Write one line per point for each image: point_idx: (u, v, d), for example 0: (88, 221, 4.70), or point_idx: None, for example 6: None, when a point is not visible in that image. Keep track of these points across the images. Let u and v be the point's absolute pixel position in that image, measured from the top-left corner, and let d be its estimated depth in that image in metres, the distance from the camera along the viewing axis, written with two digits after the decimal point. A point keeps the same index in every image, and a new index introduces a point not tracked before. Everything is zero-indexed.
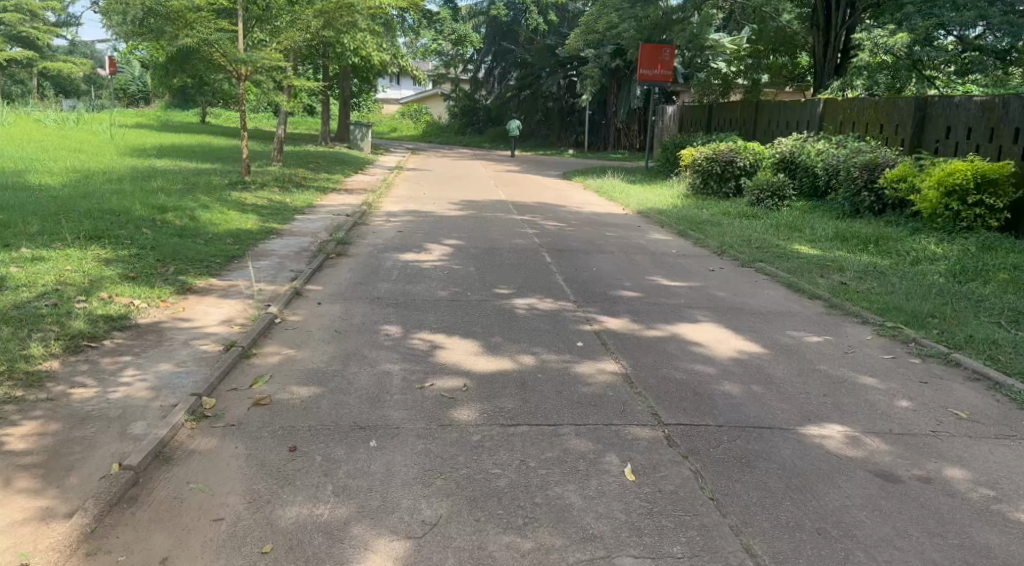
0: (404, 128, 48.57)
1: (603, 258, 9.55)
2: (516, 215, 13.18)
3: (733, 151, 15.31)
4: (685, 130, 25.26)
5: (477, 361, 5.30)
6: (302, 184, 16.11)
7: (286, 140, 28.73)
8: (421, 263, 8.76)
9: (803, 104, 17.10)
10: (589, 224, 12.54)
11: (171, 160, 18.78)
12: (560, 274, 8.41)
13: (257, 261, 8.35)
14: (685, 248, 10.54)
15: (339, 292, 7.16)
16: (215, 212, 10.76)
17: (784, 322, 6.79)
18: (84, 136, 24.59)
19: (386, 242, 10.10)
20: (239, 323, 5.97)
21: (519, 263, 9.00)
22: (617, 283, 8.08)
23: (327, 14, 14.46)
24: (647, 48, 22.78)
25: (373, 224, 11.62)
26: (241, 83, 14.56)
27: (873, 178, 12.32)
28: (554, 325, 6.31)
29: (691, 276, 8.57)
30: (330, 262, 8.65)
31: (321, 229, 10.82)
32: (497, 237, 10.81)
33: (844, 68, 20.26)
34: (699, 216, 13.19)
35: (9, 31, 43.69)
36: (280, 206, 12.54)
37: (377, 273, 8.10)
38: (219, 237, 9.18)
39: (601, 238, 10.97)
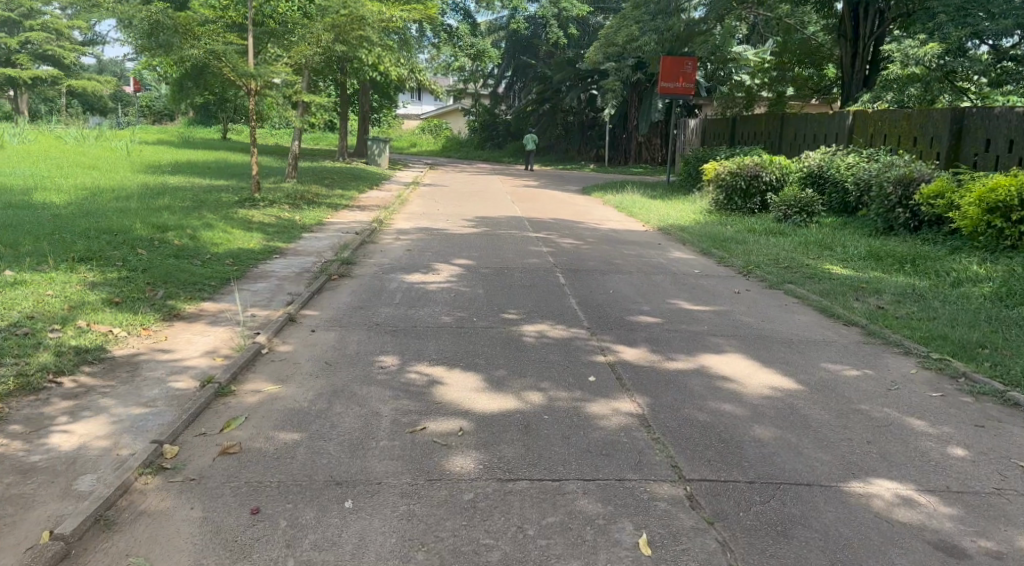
0: (424, 143, 48.42)
1: (621, 279, 9.03)
2: (530, 233, 12.69)
3: (758, 165, 14.70)
4: (708, 143, 24.70)
5: (478, 399, 4.79)
6: (314, 201, 15.74)
7: (303, 156, 28.54)
8: (427, 285, 8.28)
9: (831, 116, 16.48)
10: (607, 242, 12.02)
11: (185, 176, 18.58)
12: (574, 297, 7.89)
13: (253, 283, 7.95)
14: (708, 268, 9.97)
15: (336, 318, 6.70)
16: (216, 230, 10.36)
17: (817, 353, 6.20)
18: (102, 152, 24.53)
19: (393, 262, 9.65)
20: (222, 355, 5.52)
21: (531, 284, 8.50)
22: (634, 306, 7.55)
23: (337, 27, 14.14)
24: (667, 62, 22.24)
25: (381, 242, 11.19)
26: (251, 99, 14.10)
27: (908, 194, 11.67)
28: (565, 356, 5.78)
29: (715, 300, 8.01)
30: (331, 284, 8.20)
31: (326, 248, 10.40)
32: (509, 256, 10.33)
33: (873, 80, 19.67)
34: (723, 233, 12.59)
35: (34, 49, 44.05)
36: (288, 223, 12.18)
37: (380, 296, 7.65)
38: (217, 257, 8.78)
39: (619, 257, 10.45)
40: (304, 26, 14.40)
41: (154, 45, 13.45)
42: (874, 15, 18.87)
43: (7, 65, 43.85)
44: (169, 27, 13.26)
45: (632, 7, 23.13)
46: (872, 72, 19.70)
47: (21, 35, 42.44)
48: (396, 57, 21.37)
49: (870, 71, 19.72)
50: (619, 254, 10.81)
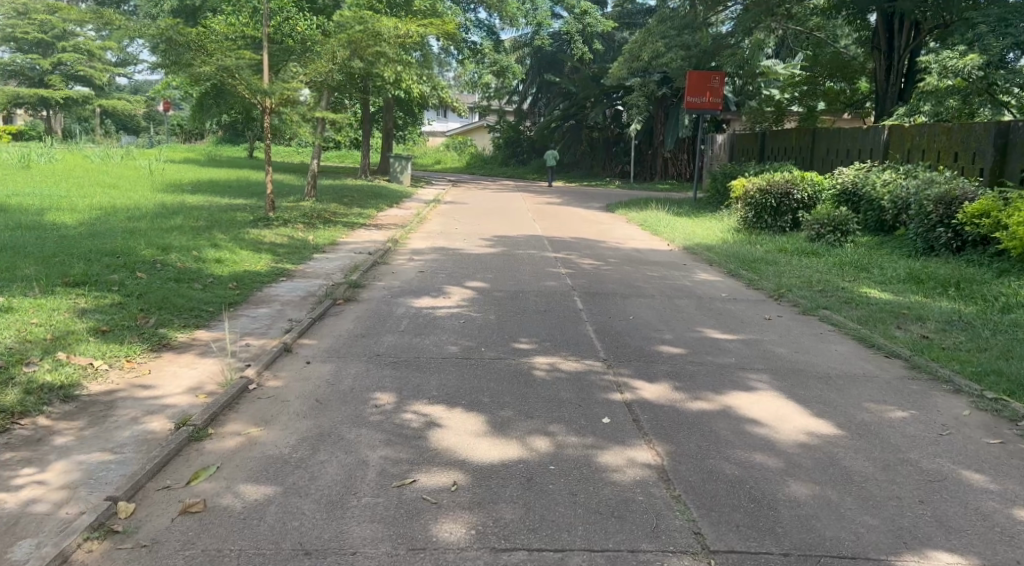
0: (449, 160, 48.30)
1: (643, 303, 8.51)
2: (550, 253, 12.21)
3: (789, 181, 14.09)
4: (736, 159, 24.11)
5: (477, 446, 4.30)
6: (331, 220, 15.42)
7: (326, 174, 28.38)
8: (435, 311, 7.84)
9: (866, 130, 15.82)
10: (629, 262, 11.51)
11: (204, 195, 18.37)
12: (591, 324, 7.40)
13: (255, 307, 7.58)
14: (736, 291, 9.41)
15: (335, 348, 6.27)
16: (223, 252, 10.03)
17: (857, 390, 5.63)
18: (125, 171, 24.50)
19: (403, 285, 9.22)
20: (205, 392, 5.12)
21: (546, 310, 8.02)
22: (656, 334, 7.02)
23: (354, 44, 13.87)
24: (693, 76, 21.70)
25: (394, 264, 10.79)
26: (265, 117, 13.68)
27: (950, 212, 11.02)
28: (578, 394, 5.28)
29: (743, 327, 7.45)
30: (336, 309, 7.81)
31: (335, 270, 10.01)
32: (526, 278, 9.86)
33: (909, 94, 18.96)
34: (752, 253, 12.01)
35: (66, 70, 44.67)
36: (301, 243, 11.85)
37: (385, 323, 7.23)
38: (219, 280, 8.42)
39: (641, 279, 9.94)
40: (321, 44, 14.14)
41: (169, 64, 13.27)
42: (909, 27, 18.25)
43: (40, 86, 44.56)
44: (183, 43, 13.03)
45: (657, 22, 22.71)
46: (907, 85, 19.02)
47: (54, 57, 43.07)
48: (415, 74, 21.08)
49: (904, 84, 19.05)
50: (641, 275, 10.30)
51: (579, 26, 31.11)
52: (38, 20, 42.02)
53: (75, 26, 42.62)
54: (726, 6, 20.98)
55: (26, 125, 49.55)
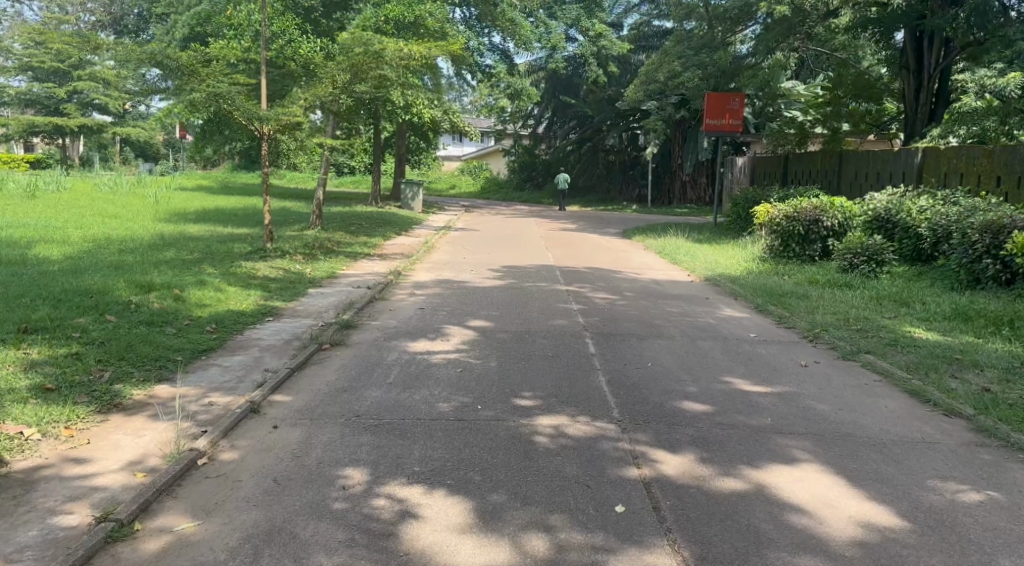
0: (463, 185, 47.79)
1: (663, 345, 7.66)
2: (561, 286, 11.42)
3: (817, 209, 13.24)
4: (758, 183, 23.27)
5: (459, 551, 3.50)
6: (333, 250, 14.71)
7: (336, 200, 27.83)
8: (431, 357, 7.06)
9: (896, 153, 15.00)
10: (647, 296, 10.69)
11: (205, 225, 17.78)
12: (605, 373, 6.56)
13: (230, 355, 6.83)
14: (766, 331, 8.54)
15: (309, 408, 5.48)
16: (208, 288, 9.33)
17: (919, 463, 4.74)
18: (131, 199, 24.02)
19: (400, 325, 8.45)
20: (143, 469, 4.32)
21: (554, 355, 7.18)
22: (678, 386, 6.17)
23: (356, 67, 13.34)
24: (712, 97, 20.91)
25: (392, 300, 10.03)
26: (264, 145, 12.71)
27: (997, 242, 10.11)
28: (587, 468, 4.45)
29: (777, 377, 6.57)
30: (321, 356, 7.05)
31: (328, 307, 9.26)
32: (534, 315, 9.06)
33: (941, 114, 18.05)
34: (780, 285, 11.15)
35: (81, 98, 44.79)
36: (296, 277, 11.14)
37: (372, 373, 6.44)
38: (197, 323, 7.69)
39: (660, 316, 9.10)
40: (322, 68, 13.54)
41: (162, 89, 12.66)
42: (938, 44, 17.34)
43: (56, 114, 44.77)
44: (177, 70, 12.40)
45: (674, 43, 22.00)
46: (938, 104, 18.10)
47: (69, 85, 43.09)
48: (423, 97, 20.45)
49: (935, 104, 18.11)
50: (660, 311, 9.47)
51: (595, 49, 30.38)
52: (55, 49, 42.20)
53: (91, 55, 42.79)
54: (745, 26, 20.40)
55: (44, 153, 49.67)
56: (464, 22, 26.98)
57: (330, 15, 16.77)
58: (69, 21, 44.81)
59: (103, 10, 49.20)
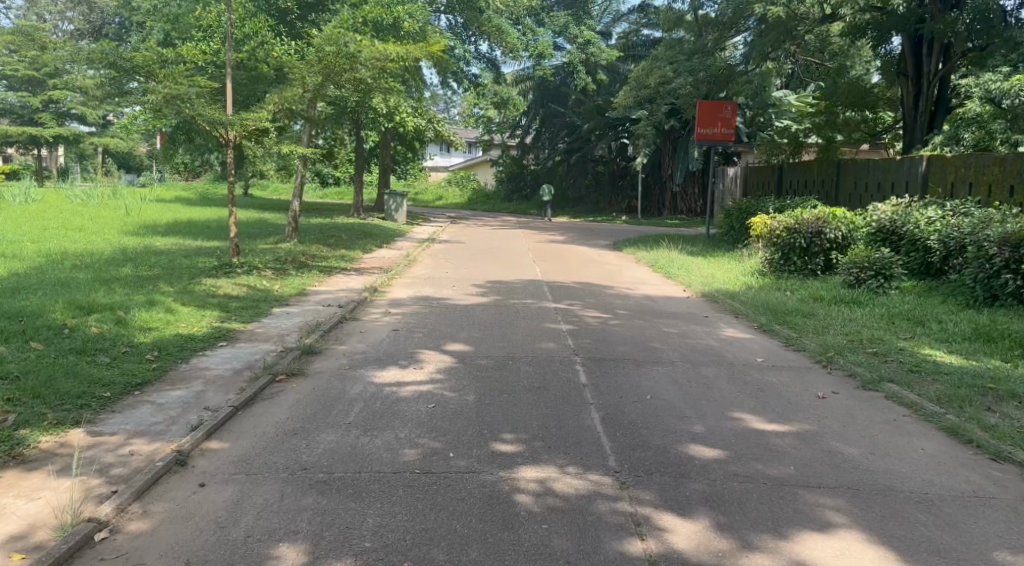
0: (450, 196, 46.94)
1: (661, 372, 6.83)
2: (549, 303, 10.59)
3: (819, 219, 12.45)
4: (751, 194, 22.58)
5: None
6: (307, 264, 13.86)
7: (317, 212, 26.94)
8: (400, 389, 6.19)
9: (899, 162, 14.30)
10: (642, 314, 9.88)
11: (175, 238, 16.86)
12: (598, 408, 5.71)
13: (166, 390, 5.97)
14: (774, 355, 7.70)
15: (248, 460, 4.62)
16: (158, 310, 8.46)
17: (978, 527, 3.91)
18: (101, 211, 22.99)
19: (368, 349, 7.59)
20: (24, 548, 3.49)
21: (540, 385, 6.33)
22: (682, 425, 5.33)
23: (329, 68, 12.52)
24: (704, 106, 20.29)
25: (364, 319, 9.18)
26: (230, 152, 11.84)
27: (1017, 256, 9.35)
28: (579, 543, 3.60)
29: (793, 412, 5.75)
30: (274, 390, 6.16)
31: (290, 329, 8.39)
32: (519, 336, 8.23)
33: (940, 122, 17.40)
34: (784, 302, 10.35)
35: (58, 108, 43.81)
36: (262, 294, 10.29)
37: (329, 411, 5.56)
38: (137, 352, 6.83)
39: (657, 338, 8.29)
40: (292, 70, 12.71)
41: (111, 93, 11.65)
42: (938, 52, 16.75)
43: (31, 123, 43.81)
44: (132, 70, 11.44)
45: (666, 49, 21.35)
46: (938, 112, 17.49)
47: (44, 94, 41.91)
48: (404, 104, 19.59)
49: (934, 112, 17.44)
50: (656, 332, 8.66)
51: (583, 56, 29.62)
52: (30, 57, 41.09)
53: (68, 63, 41.85)
54: (738, 31, 19.73)
55: (21, 165, 48.49)
56: (449, 30, 26.33)
57: (305, 17, 15.93)
58: (46, 29, 43.73)
59: (83, 19, 48.24)
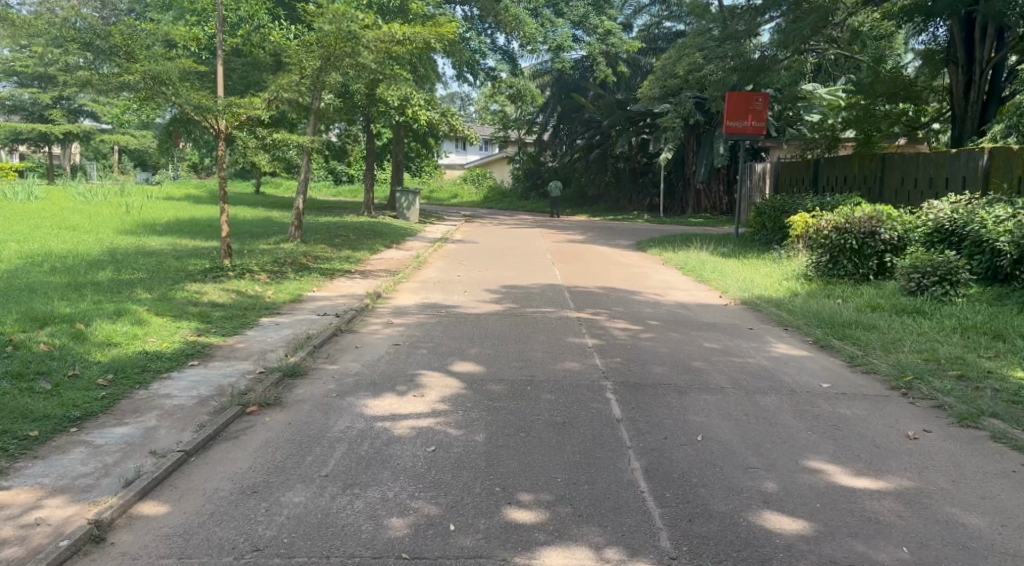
0: (465, 194, 45.83)
1: (711, 402, 5.67)
2: (572, 312, 9.45)
3: (873, 218, 11.23)
4: (783, 191, 21.32)
5: None
6: (308, 266, 12.82)
7: (327, 210, 25.94)
8: (395, 425, 5.08)
9: (955, 154, 12.99)
10: (678, 325, 8.74)
11: (171, 237, 15.85)
12: (639, 453, 4.55)
13: (109, 427, 4.89)
14: (839, 379, 6.53)
15: (186, 534, 3.54)
16: (125, 321, 7.39)
17: None
18: (101, 210, 22.05)
19: (363, 370, 6.49)
20: None
21: (566, 419, 5.19)
22: (748, 482, 4.18)
23: (329, 52, 11.41)
24: (734, 97, 19.06)
25: (363, 332, 8.10)
26: (220, 143, 10.75)
27: None
28: None
29: (883, 461, 4.60)
30: (242, 425, 5.07)
31: (276, 344, 7.33)
32: (539, 353, 7.12)
33: (994, 111, 16.01)
34: (838, 312, 9.15)
35: (69, 105, 43.14)
36: (251, 301, 9.23)
37: (303, 458, 4.46)
38: (87, 375, 5.77)
39: (698, 356, 7.15)
40: (288, 54, 11.56)
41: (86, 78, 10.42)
42: (992, 37, 15.38)
43: (41, 120, 43.28)
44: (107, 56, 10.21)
45: (694, 37, 20.09)
46: (990, 100, 16.06)
47: (55, 91, 41.18)
48: (415, 96, 18.47)
49: (987, 100, 16.07)
50: (697, 348, 7.52)
51: (604, 47, 27.99)
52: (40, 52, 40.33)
53: None
54: (770, 17, 18.50)
55: (33, 164, 47.93)
56: (465, 20, 25.26)
57: None
58: None
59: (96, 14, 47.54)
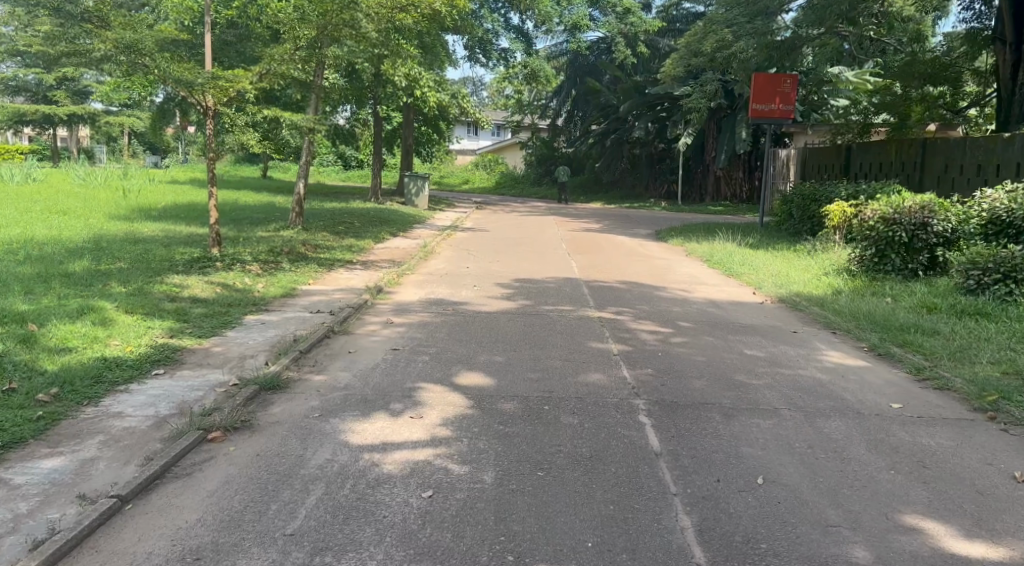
0: (477, 180, 44.88)
1: (767, 429, 4.71)
2: (591, 310, 8.53)
3: (925, 208, 10.17)
4: (810, 178, 20.22)
5: None
6: (304, 255, 11.94)
7: (333, 196, 25.08)
8: (384, 458, 4.15)
9: (1008, 139, 11.95)
10: (713, 327, 7.80)
11: (163, 223, 15.02)
12: (688, 508, 3.60)
13: (36, 460, 4.00)
14: (909, 397, 5.57)
15: None
16: (87, 321, 6.49)
17: None
18: (98, 193, 21.27)
19: (352, 383, 5.57)
20: None
21: (595, 452, 4.25)
22: (833, 550, 3.27)
23: (327, 21, 10.43)
24: (760, 78, 17.95)
25: (358, 333, 7.20)
26: (207, 121, 9.85)
27: None
28: None
29: (994, 515, 3.65)
30: (199, 456, 4.16)
31: (257, 348, 6.43)
32: (557, 361, 6.19)
33: None
34: (891, 313, 8.17)
35: (74, 86, 42.41)
36: (237, 296, 8.34)
37: (266, 508, 3.56)
38: (24, 391, 4.86)
39: (741, 368, 6.19)
40: (281, 26, 10.47)
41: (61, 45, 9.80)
42: None
43: (46, 101, 42.67)
44: (78, 20, 9.41)
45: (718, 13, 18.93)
46: None
47: (59, 72, 40.42)
48: (423, 76, 17.45)
49: None
50: (737, 356, 6.58)
51: (621, 28, 27.01)
52: None
53: None
54: None
55: (39, 147, 47.28)
56: None
57: None
58: None
59: None
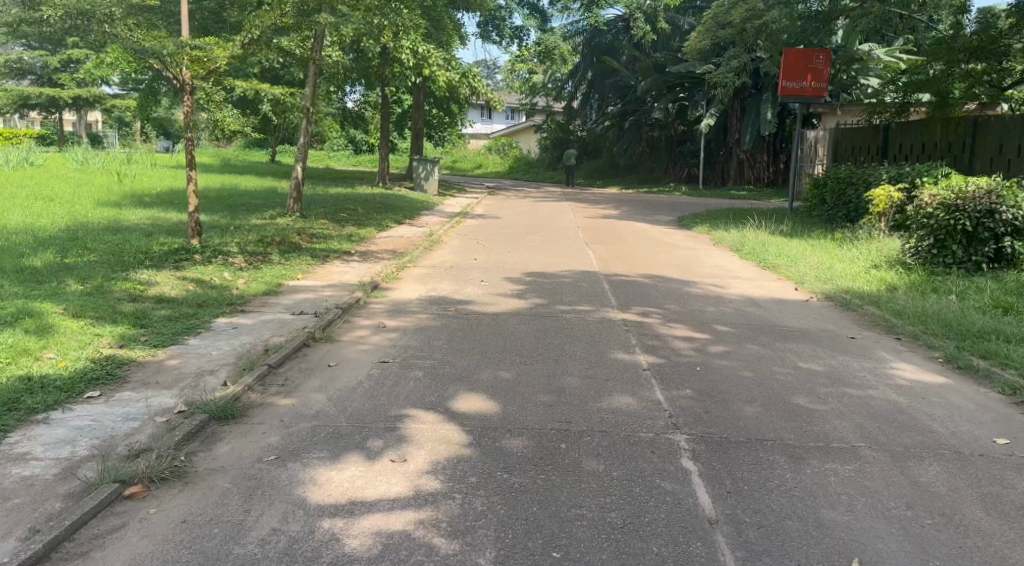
0: (491, 164, 43.76)
1: (849, 481, 3.64)
2: (613, 310, 7.46)
3: (991, 194, 9.01)
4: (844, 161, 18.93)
5: None
6: (297, 245, 10.95)
7: (340, 181, 24.07)
8: (348, 528, 3.12)
9: None
10: (755, 331, 6.72)
11: (152, 210, 14.03)
12: None
13: None
14: (1015, 429, 4.47)
15: None
16: (20, 329, 5.50)
17: None
18: (94, 178, 20.34)
19: (325, 409, 4.54)
20: None
21: (627, 517, 3.22)
22: None
23: None
24: (791, 53, 16.65)
25: (344, 340, 6.19)
26: (183, 97, 8.80)
27: None
28: None
29: None
30: (108, 523, 3.17)
31: (220, 361, 5.42)
32: (575, 379, 5.14)
33: None
34: (965, 314, 7.03)
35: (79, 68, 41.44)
36: (210, 294, 7.34)
37: None
38: None
39: (799, 386, 5.11)
40: None
41: (21, 11, 8.82)
42: None
43: (52, 84, 41.76)
44: None
45: None
46: None
47: (63, 53, 39.42)
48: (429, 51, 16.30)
49: None
50: (789, 371, 5.49)
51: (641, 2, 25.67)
52: None
53: None
54: None
55: (46, 131, 46.45)
56: None
57: None
58: None
59: None
